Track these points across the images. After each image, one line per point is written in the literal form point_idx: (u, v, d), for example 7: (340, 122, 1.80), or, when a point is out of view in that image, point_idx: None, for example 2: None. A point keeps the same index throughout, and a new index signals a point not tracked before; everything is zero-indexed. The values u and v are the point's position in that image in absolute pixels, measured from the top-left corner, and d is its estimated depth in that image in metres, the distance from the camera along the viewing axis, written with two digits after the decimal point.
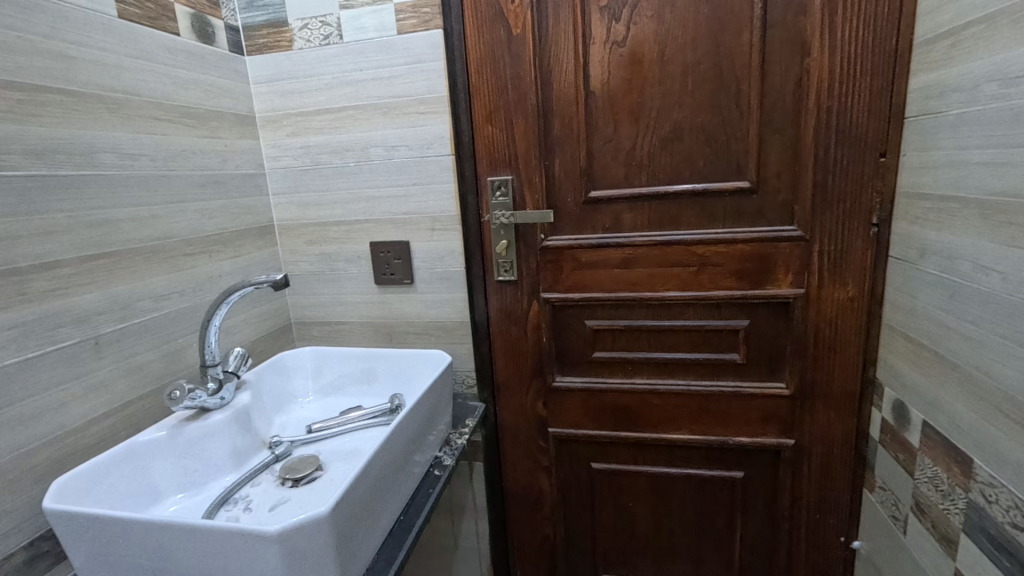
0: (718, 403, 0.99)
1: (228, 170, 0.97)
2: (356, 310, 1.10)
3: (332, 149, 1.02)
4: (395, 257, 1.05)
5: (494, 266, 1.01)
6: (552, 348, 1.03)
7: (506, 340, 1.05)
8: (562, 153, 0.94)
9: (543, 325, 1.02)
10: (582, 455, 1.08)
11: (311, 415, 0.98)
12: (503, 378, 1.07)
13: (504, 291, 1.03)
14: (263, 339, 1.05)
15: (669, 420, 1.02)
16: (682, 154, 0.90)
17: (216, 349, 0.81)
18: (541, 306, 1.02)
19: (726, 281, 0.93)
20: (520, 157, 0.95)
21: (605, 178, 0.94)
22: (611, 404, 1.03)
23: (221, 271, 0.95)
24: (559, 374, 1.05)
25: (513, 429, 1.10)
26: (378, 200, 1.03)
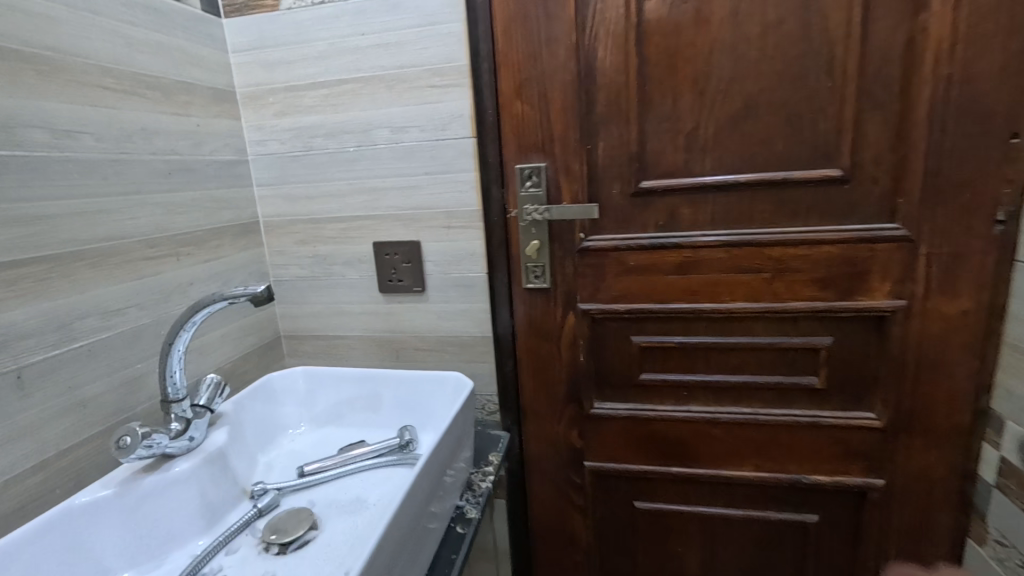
0: (791, 435, 0.82)
1: (202, 155, 0.80)
2: (356, 323, 0.93)
3: (327, 132, 0.85)
4: (403, 260, 0.88)
5: (523, 270, 0.84)
6: (590, 369, 0.87)
7: (535, 359, 0.89)
8: (607, 136, 0.78)
9: (579, 342, 0.86)
10: (624, 492, 0.92)
11: (302, 451, 0.81)
12: (531, 403, 0.91)
13: (533, 300, 0.86)
14: (245, 358, 0.88)
15: (730, 454, 0.85)
16: (757, 135, 0.73)
17: (182, 380, 0.63)
18: (578, 319, 0.85)
19: (806, 291, 0.76)
20: (556, 140, 0.79)
21: (659, 166, 0.77)
22: (660, 434, 0.87)
23: (194, 278, 0.78)
24: (597, 399, 0.88)
25: (542, 461, 0.93)
26: (383, 192, 0.86)
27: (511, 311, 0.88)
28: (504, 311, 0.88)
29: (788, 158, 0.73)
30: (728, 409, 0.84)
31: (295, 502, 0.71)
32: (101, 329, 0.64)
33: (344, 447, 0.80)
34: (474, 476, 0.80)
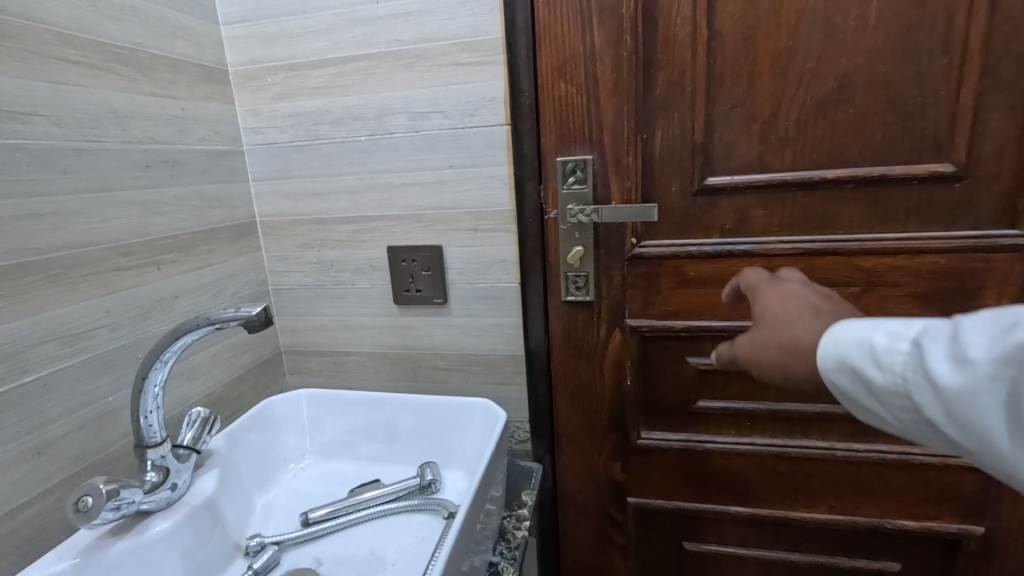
0: (874, 473, 0.71)
1: (189, 145, 0.68)
2: (367, 338, 0.82)
3: (335, 118, 0.73)
4: (423, 267, 0.76)
5: (563, 280, 0.72)
6: (637, 394, 0.75)
7: (573, 381, 0.77)
8: (668, 123, 0.65)
9: (626, 363, 0.74)
10: (672, 532, 0.81)
11: (305, 489, 0.70)
12: (567, 431, 0.80)
13: (573, 315, 0.74)
14: (240, 379, 0.76)
15: (799, 493, 0.74)
16: (851, 122, 0.61)
17: (161, 421, 0.52)
18: (625, 337, 0.73)
19: (902, 308, 0.65)
20: (606, 127, 0.66)
21: (729, 160, 0.65)
22: (718, 469, 0.76)
23: (180, 289, 0.66)
24: (645, 427, 0.77)
25: (578, 496, 0.82)
26: (400, 189, 0.74)
27: (546, 327, 0.76)
28: (539, 327, 0.76)
29: (888, 151, 0.61)
30: (799, 442, 0.72)
31: (298, 559, 0.59)
32: (61, 357, 0.52)
33: (355, 487, 0.69)
34: (506, 522, 0.68)
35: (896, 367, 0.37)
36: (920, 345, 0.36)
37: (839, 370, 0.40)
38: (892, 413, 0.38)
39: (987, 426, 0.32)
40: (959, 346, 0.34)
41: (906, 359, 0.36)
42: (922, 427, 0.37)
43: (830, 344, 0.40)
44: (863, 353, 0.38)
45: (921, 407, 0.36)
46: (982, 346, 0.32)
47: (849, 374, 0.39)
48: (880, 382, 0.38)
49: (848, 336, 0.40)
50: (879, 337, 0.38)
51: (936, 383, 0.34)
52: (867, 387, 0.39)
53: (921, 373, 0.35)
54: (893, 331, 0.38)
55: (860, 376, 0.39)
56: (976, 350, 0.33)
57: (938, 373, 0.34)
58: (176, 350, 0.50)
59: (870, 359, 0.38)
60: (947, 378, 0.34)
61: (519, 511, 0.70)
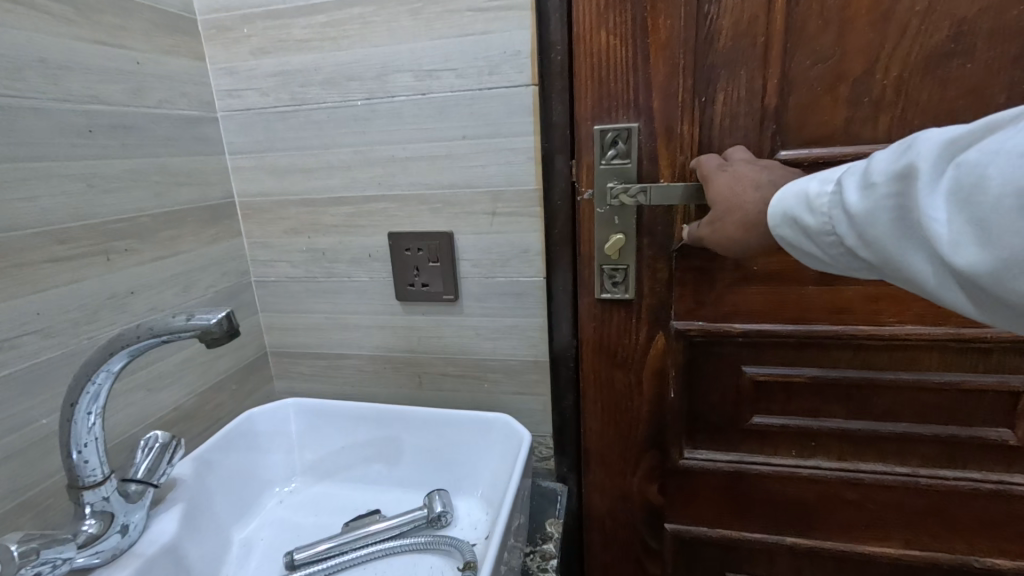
0: (965, 504, 0.60)
1: (147, 108, 0.56)
2: (365, 338, 0.71)
3: (325, 78, 0.61)
4: (430, 257, 0.65)
5: (597, 274, 0.61)
6: (682, 408, 0.64)
7: (604, 392, 0.66)
8: (734, 83, 0.53)
9: (670, 371, 0.63)
10: (717, 565, 0.70)
11: (292, 519, 0.59)
12: (596, 448, 0.69)
13: (608, 316, 0.63)
14: (216, 387, 0.66)
15: (869, 523, 0.63)
16: (968, 80, 0.49)
17: (103, 455, 0.41)
18: (670, 342, 0.62)
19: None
20: (655, 88, 0.54)
21: (808, 129, 0.53)
22: (774, 495, 0.65)
23: (138, 284, 0.55)
24: (688, 446, 0.66)
25: (607, 520, 0.72)
26: (404, 164, 0.62)
27: (574, 329, 0.64)
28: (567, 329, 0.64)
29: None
30: (876, 466, 0.61)
31: None
32: None
33: (351, 519, 0.58)
34: (530, 562, 0.58)
35: (827, 209, 0.38)
36: (842, 182, 0.37)
37: (784, 223, 0.42)
38: (830, 253, 0.40)
39: (898, 234, 0.34)
40: (871, 172, 0.35)
41: (831, 199, 0.38)
42: (853, 262, 0.39)
43: (775, 201, 0.42)
44: (801, 202, 0.40)
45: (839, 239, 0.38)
46: (883, 167, 0.35)
47: (792, 224, 0.41)
48: (816, 223, 0.39)
49: (791, 189, 0.41)
50: (813, 185, 0.40)
51: (854, 207, 0.36)
52: (808, 231, 0.40)
53: (838, 206, 0.37)
54: (824, 178, 0.39)
55: (800, 224, 0.40)
56: (884, 170, 0.34)
57: (854, 199, 0.36)
58: (113, 370, 0.38)
59: (808, 207, 0.40)
60: (864, 202, 0.35)
61: (544, 547, 0.59)
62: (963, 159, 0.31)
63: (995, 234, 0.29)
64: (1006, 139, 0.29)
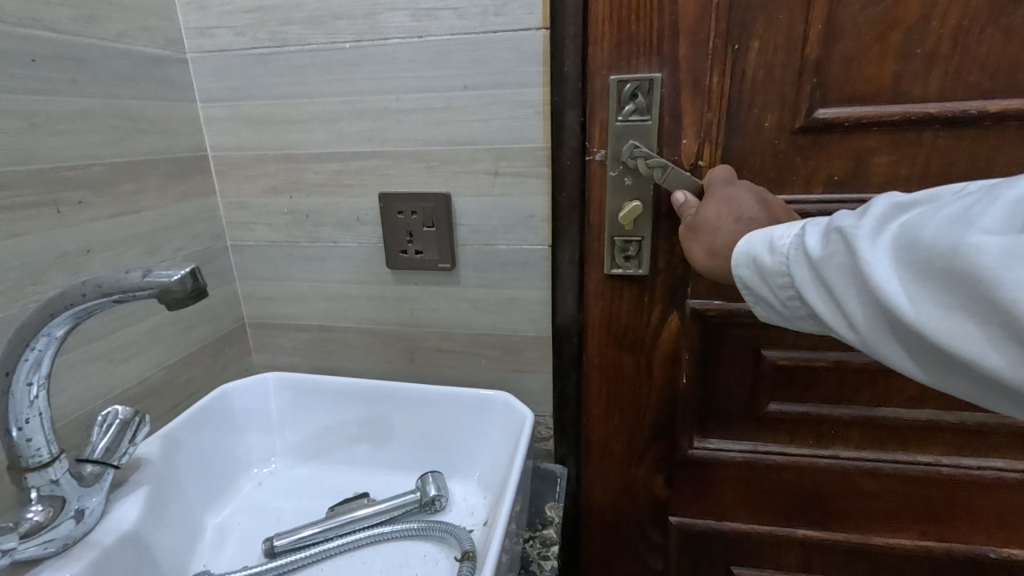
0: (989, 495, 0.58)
1: (104, 42, 0.49)
2: (353, 310, 0.65)
3: (308, 16, 0.54)
4: (424, 223, 0.59)
5: (609, 248, 0.56)
6: (696, 396, 0.61)
7: (610, 376, 0.62)
8: (771, 29, 0.48)
9: (682, 355, 0.59)
10: (722, 557, 0.68)
11: (273, 504, 0.55)
12: (602, 434, 0.65)
13: (619, 294, 0.59)
14: (188, 360, 0.60)
15: (887, 515, 0.61)
16: None
17: (48, 430, 0.35)
18: (685, 325, 0.58)
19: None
20: (682, 34, 0.49)
21: (851, 84, 0.48)
22: (787, 486, 0.62)
23: (96, 242, 0.48)
24: (699, 435, 0.63)
25: (610, 508, 0.69)
26: (397, 116, 0.56)
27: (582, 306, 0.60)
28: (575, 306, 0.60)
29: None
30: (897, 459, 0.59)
31: None
32: None
33: (337, 503, 0.53)
34: (529, 548, 0.54)
35: (785, 251, 0.37)
36: (806, 228, 0.37)
37: (739, 264, 0.40)
38: (779, 302, 0.39)
39: (847, 282, 0.33)
40: (831, 221, 0.35)
41: (793, 242, 0.37)
42: (801, 315, 0.38)
43: (744, 239, 0.41)
44: (765, 242, 0.39)
45: (794, 282, 0.36)
46: (846, 216, 0.34)
47: (750, 265, 0.40)
48: (770, 267, 0.38)
49: (757, 232, 0.40)
50: (780, 229, 0.39)
51: (810, 254, 0.35)
52: (761, 275, 0.39)
53: (798, 249, 0.36)
54: (788, 224, 0.39)
55: (758, 266, 0.39)
56: (841, 220, 0.34)
57: (811, 244, 0.35)
58: (55, 334, 0.33)
59: (766, 248, 0.38)
60: (817, 248, 0.35)
61: (544, 532, 0.56)
62: (913, 217, 0.31)
63: (935, 290, 0.28)
64: (953, 205, 0.29)
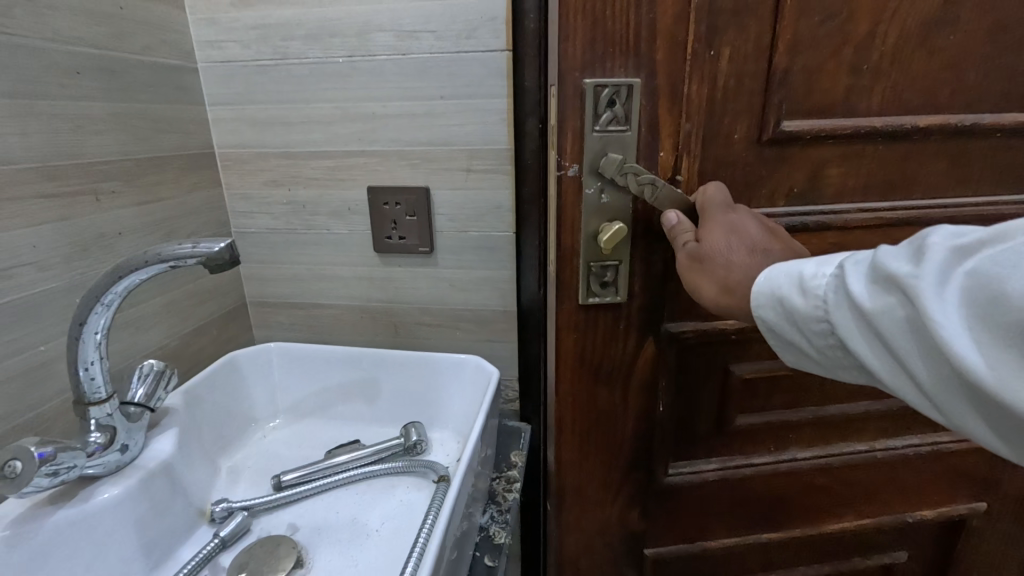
0: (899, 470, 0.73)
1: (131, 54, 0.57)
2: (345, 289, 0.75)
3: (307, 33, 0.63)
4: (407, 212, 0.69)
5: (590, 279, 0.59)
6: (670, 419, 0.67)
7: (590, 406, 0.65)
8: (741, 40, 0.51)
9: (659, 383, 0.65)
10: (699, 568, 0.76)
11: (277, 452, 0.64)
12: (586, 468, 0.68)
13: (593, 323, 0.62)
14: (199, 332, 0.68)
15: (830, 502, 0.74)
16: (943, 55, 0.53)
17: (106, 372, 0.44)
18: (661, 352, 0.64)
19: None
20: (660, 40, 0.50)
21: (813, 101, 0.53)
22: (744, 495, 0.72)
23: (125, 226, 0.57)
24: (671, 458, 0.69)
25: (595, 537, 0.72)
26: (385, 120, 0.65)
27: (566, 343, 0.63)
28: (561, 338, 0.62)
29: (972, 95, 0.55)
30: (827, 454, 0.71)
31: (271, 526, 0.54)
32: None
33: (333, 448, 0.63)
34: (496, 484, 0.64)
35: (823, 296, 0.36)
36: (844, 270, 0.36)
37: (764, 307, 0.40)
38: (813, 347, 0.38)
39: (911, 340, 0.32)
40: (876, 264, 0.34)
41: (830, 283, 0.36)
42: (843, 363, 0.37)
43: (764, 279, 0.40)
44: (792, 283, 0.38)
45: (837, 332, 0.36)
46: (899, 261, 0.32)
47: (777, 309, 0.39)
48: (805, 313, 0.37)
49: (781, 270, 0.39)
50: (807, 267, 0.38)
51: (855, 302, 0.34)
52: (795, 321, 0.38)
53: (839, 295, 0.35)
54: (816, 260, 0.38)
55: (786, 308, 0.39)
56: (891, 264, 0.33)
57: (855, 293, 0.34)
58: (121, 293, 0.42)
59: (797, 290, 0.38)
60: (867, 299, 0.34)
61: (509, 473, 0.66)
62: (982, 266, 0.29)
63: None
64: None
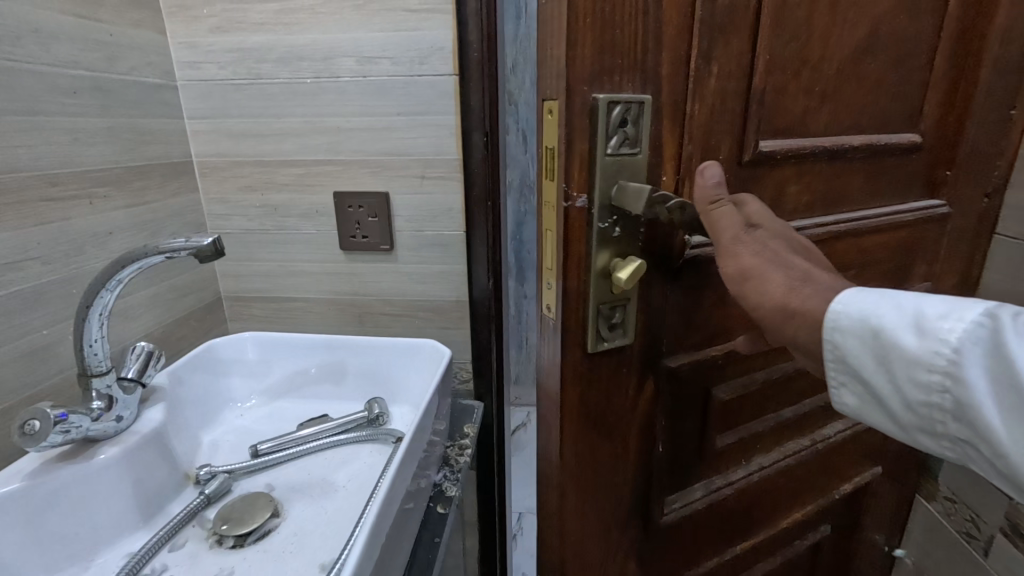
0: (830, 455, 0.76)
1: (119, 75, 0.65)
2: (315, 283, 0.83)
3: (279, 57, 0.72)
4: (369, 214, 0.78)
5: (595, 325, 0.51)
6: (665, 458, 0.61)
7: (595, 461, 0.57)
8: (727, 57, 0.48)
9: (656, 423, 0.59)
10: None
11: (254, 427, 0.72)
12: (586, 525, 0.60)
13: (597, 372, 0.54)
14: (179, 323, 0.76)
15: (783, 502, 0.74)
16: (869, 80, 0.56)
17: (106, 349, 0.52)
18: (658, 388, 0.57)
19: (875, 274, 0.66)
20: (664, 50, 0.45)
21: (784, 120, 0.53)
22: (723, 515, 0.69)
23: (115, 226, 0.64)
24: (667, 497, 0.63)
25: None
26: (348, 134, 0.74)
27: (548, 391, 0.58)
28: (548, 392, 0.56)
29: (887, 115, 0.59)
30: (788, 456, 0.71)
31: (250, 487, 0.62)
32: None
33: (305, 420, 0.72)
34: (451, 450, 0.74)
35: (954, 344, 0.35)
36: (992, 320, 0.35)
37: (862, 335, 0.39)
38: (915, 393, 0.38)
39: None
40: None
41: (967, 331, 0.35)
42: (940, 416, 0.37)
43: (854, 309, 0.40)
44: (909, 319, 0.38)
45: (964, 382, 0.35)
46: None
47: (877, 341, 0.39)
48: (922, 356, 0.37)
49: (892, 303, 0.39)
50: (931, 307, 0.37)
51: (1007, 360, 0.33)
52: (902, 360, 0.38)
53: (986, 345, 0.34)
54: (939, 302, 0.37)
55: (893, 343, 0.38)
56: None
57: (1012, 355, 0.33)
58: (123, 280, 0.50)
59: (916, 329, 0.37)
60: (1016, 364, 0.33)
61: (461, 441, 0.76)
62: None
63: None
64: None
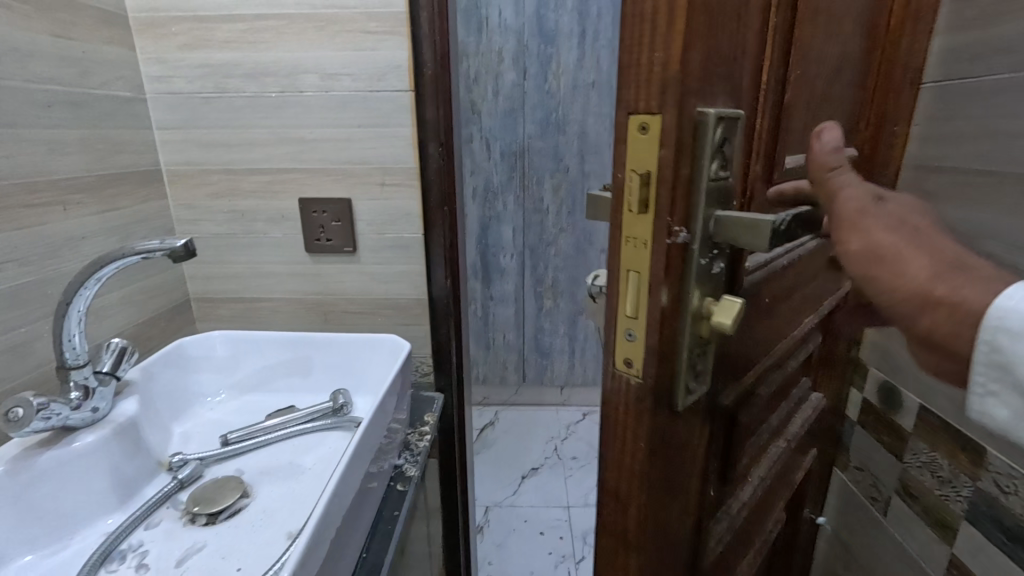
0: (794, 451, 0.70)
1: (93, 89, 0.69)
2: (281, 284, 0.88)
3: (245, 72, 0.77)
4: (333, 219, 0.84)
5: (681, 374, 0.35)
6: (716, 491, 0.47)
7: (659, 528, 0.40)
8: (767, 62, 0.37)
9: (712, 455, 0.45)
10: None
11: (224, 420, 0.76)
12: None
13: (674, 427, 0.38)
14: (150, 323, 0.79)
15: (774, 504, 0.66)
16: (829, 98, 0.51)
17: (84, 342, 0.56)
18: (714, 416, 0.43)
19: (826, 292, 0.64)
20: (743, 66, 0.34)
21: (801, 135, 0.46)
22: (750, 529, 0.58)
23: (88, 231, 0.68)
24: (716, 531, 0.49)
25: None
26: (312, 144, 0.80)
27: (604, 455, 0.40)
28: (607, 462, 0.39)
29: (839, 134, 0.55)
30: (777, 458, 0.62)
31: (220, 472, 0.67)
32: None
33: (272, 411, 0.77)
34: (411, 437, 0.80)
35: None
36: None
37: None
38: None
39: None
40: None
41: None
42: None
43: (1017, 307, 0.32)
44: None
45: None
46: None
47: None
48: None
49: None
50: None
51: None
52: None
53: None
54: None
55: None
56: None
57: None
58: (101, 278, 0.55)
59: None
60: None
61: (422, 428, 0.83)
62: None
63: None
64: None
